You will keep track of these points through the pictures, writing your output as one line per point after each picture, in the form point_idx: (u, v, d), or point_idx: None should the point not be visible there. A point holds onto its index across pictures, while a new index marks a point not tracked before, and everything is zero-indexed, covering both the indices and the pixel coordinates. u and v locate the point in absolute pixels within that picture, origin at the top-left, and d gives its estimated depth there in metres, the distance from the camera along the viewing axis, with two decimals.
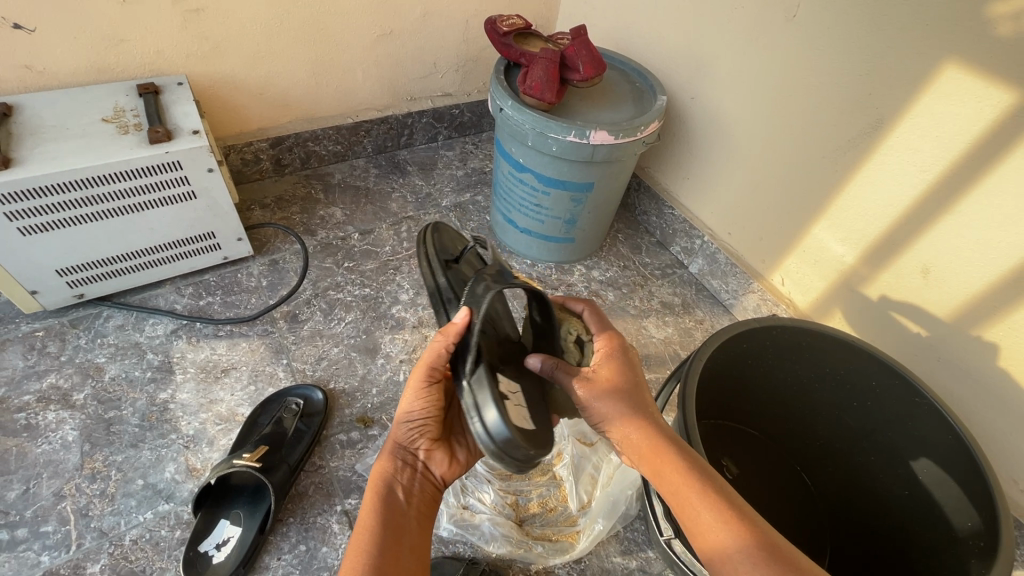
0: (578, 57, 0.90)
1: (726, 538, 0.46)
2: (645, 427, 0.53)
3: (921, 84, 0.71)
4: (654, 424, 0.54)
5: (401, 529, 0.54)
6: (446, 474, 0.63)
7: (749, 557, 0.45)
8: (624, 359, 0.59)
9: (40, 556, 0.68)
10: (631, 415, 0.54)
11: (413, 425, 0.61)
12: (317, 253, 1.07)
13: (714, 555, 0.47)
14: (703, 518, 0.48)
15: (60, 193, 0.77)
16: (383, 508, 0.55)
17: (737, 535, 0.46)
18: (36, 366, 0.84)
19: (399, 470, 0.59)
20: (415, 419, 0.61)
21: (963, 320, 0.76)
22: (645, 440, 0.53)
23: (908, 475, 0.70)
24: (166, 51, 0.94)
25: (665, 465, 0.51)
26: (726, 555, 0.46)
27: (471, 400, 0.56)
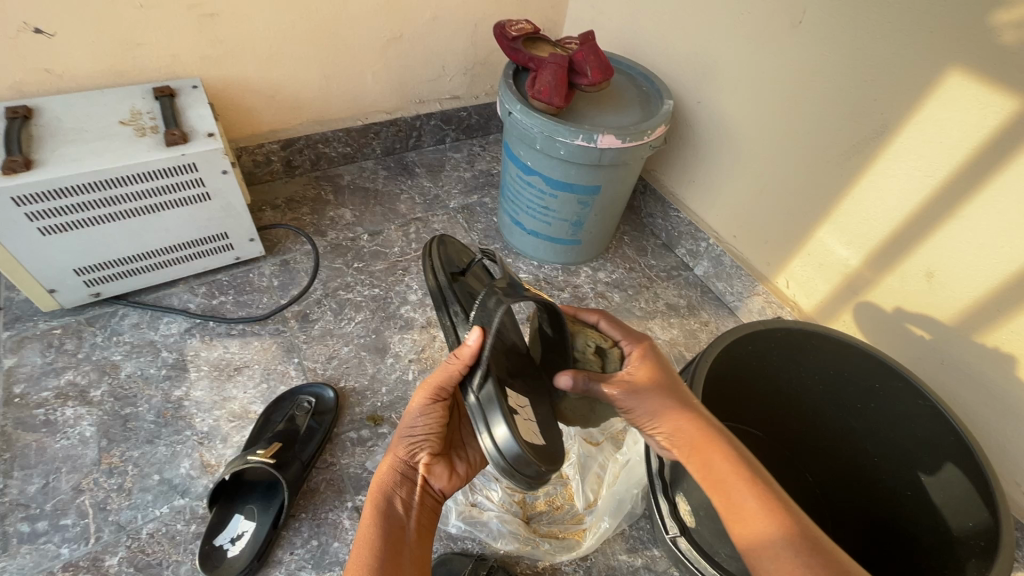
0: (586, 62, 0.91)
1: (769, 526, 0.45)
2: (694, 417, 0.54)
3: (926, 91, 0.72)
4: (703, 416, 0.54)
5: (402, 542, 0.55)
6: (448, 486, 0.63)
7: (794, 548, 0.44)
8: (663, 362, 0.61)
9: (60, 548, 0.70)
10: (681, 405, 0.55)
11: (415, 441, 0.61)
12: (327, 254, 1.09)
13: (757, 544, 0.46)
14: (749, 505, 0.47)
15: (79, 194, 0.79)
16: (383, 521, 0.56)
17: (782, 523, 0.45)
18: (54, 363, 0.86)
19: (400, 484, 0.59)
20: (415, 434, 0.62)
21: (966, 324, 0.77)
22: (694, 428, 0.53)
23: (911, 476, 0.71)
24: (182, 55, 0.96)
25: (713, 452, 0.51)
26: (769, 543, 0.45)
27: (482, 418, 0.59)
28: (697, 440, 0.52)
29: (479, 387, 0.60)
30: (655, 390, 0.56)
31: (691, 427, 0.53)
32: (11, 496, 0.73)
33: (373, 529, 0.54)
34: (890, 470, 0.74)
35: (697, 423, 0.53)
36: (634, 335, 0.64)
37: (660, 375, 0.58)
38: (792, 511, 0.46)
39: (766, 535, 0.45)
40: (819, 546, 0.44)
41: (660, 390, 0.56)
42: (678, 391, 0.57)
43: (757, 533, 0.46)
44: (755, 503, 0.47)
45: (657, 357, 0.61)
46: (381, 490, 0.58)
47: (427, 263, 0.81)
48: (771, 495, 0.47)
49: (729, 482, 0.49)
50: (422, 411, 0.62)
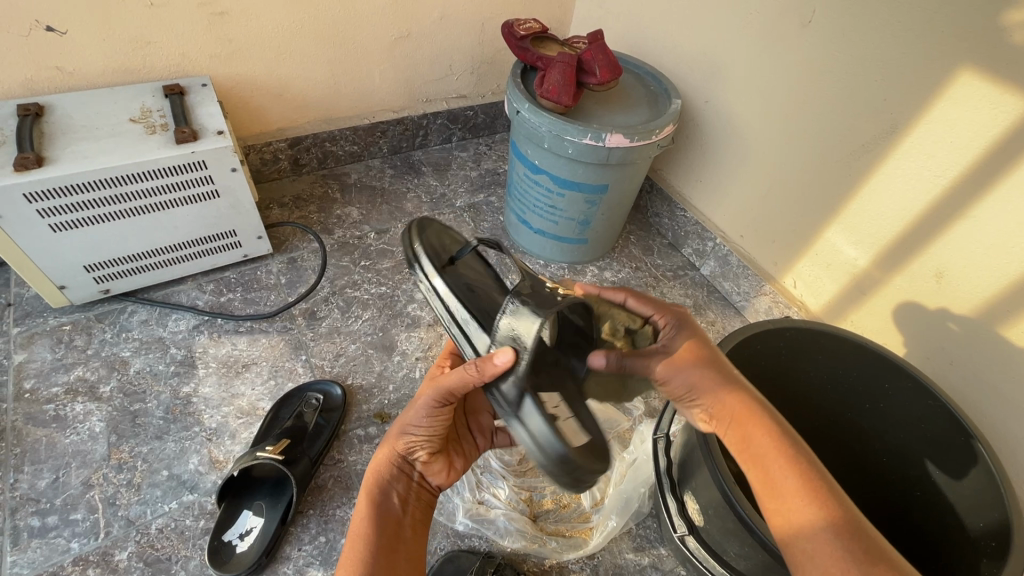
0: (594, 61, 0.91)
1: (809, 507, 0.44)
2: (736, 392, 0.51)
3: (935, 90, 0.72)
4: (745, 392, 0.51)
5: (397, 538, 0.56)
6: (443, 482, 0.64)
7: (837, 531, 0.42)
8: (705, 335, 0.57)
9: (70, 542, 0.70)
10: (723, 380, 0.52)
11: (414, 438, 0.61)
12: (334, 252, 1.09)
13: (794, 524, 0.44)
14: (789, 487, 0.45)
15: (90, 191, 0.79)
16: (382, 518, 0.56)
17: (823, 507, 0.43)
18: (63, 359, 0.87)
19: (396, 479, 0.60)
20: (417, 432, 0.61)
21: (975, 324, 0.76)
22: (737, 404, 0.51)
23: (921, 476, 0.71)
24: (191, 53, 0.97)
25: (755, 429, 0.49)
26: (808, 523, 0.44)
27: (518, 420, 0.54)
28: (738, 415, 0.50)
29: (513, 396, 0.54)
30: (698, 362, 0.54)
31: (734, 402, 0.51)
32: (21, 490, 0.74)
33: (369, 523, 0.55)
34: (901, 471, 0.73)
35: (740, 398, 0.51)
36: (667, 308, 0.61)
37: (702, 349, 0.55)
38: (836, 495, 0.44)
39: (805, 515, 0.44)
40: (861, 532, 0.42)
41: (702, 363, 0.54)
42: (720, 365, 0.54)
43: (795, 514, 0.44)
44: (796, 485, 0.45)
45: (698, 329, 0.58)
46: (377, 483, 0.59)
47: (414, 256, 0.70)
48: (815, 476, 0.45)
49: (769, 461, 0.47)
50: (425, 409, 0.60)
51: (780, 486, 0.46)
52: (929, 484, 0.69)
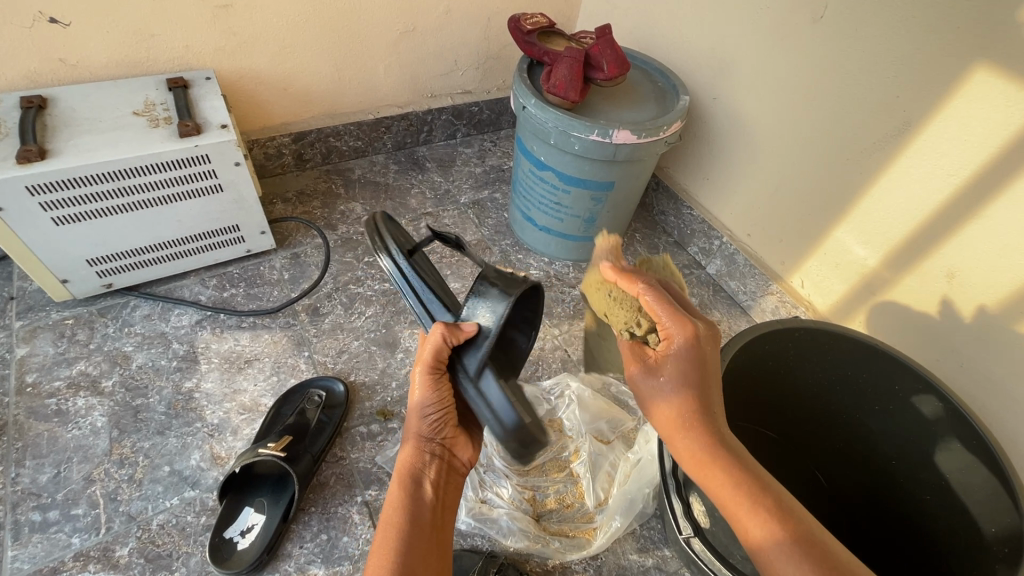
0: (602, 56, 0.90)
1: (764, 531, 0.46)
2: (699, 430, 0.52)
3: (950, 87, 0.71)
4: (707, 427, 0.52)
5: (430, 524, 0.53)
6: (469, 458, 0.62)
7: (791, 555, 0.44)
8: (699, 356, 0.55)
9: (71, 538, 0.70)
10: (691, 412, 0.52)
11: (434, 419, 0.57)
12: (338, 247, 1.09)
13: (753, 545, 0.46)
14: (745, 510, 0.47)
15: (92, 184, 0.79)
16: (412, 508, 0.53)
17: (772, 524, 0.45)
18: (66, 353, 0.86)
19: (427, 466, 0.56)
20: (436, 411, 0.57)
21: (987, 326, 0.75)
22: (701, 446, 0.51)
23: (931, 481, 0.69)
24: (195, 46, 0.96)
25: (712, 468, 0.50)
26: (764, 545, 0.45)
27: (478, 395, 0.56)
28: (698, 459, 0.51)
29: (473, 372, 0.55)
30: (668, 398, 0.54)
31: (693, 442, 0.51)
32: (23, 485, 0.73)
33: (401, 514, 0.52)
34: (912, 475, 0.72)
35: (702, 437, 0.51)
36: (677, 317, 0.56)
37: (682, 369, 0.54)
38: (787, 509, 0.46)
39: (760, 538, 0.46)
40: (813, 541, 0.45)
41: (672, 397, 0.54)
42: (693, 395, 0.53)
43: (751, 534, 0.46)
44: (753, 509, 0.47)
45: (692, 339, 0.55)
46: (406, 470, 0.55)
47: (371, 230, 0.61)
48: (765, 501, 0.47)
49: (726, 491, 0.48)
50: (432, 387, 0.56)
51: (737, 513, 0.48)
52: (939, 488, 0.68)
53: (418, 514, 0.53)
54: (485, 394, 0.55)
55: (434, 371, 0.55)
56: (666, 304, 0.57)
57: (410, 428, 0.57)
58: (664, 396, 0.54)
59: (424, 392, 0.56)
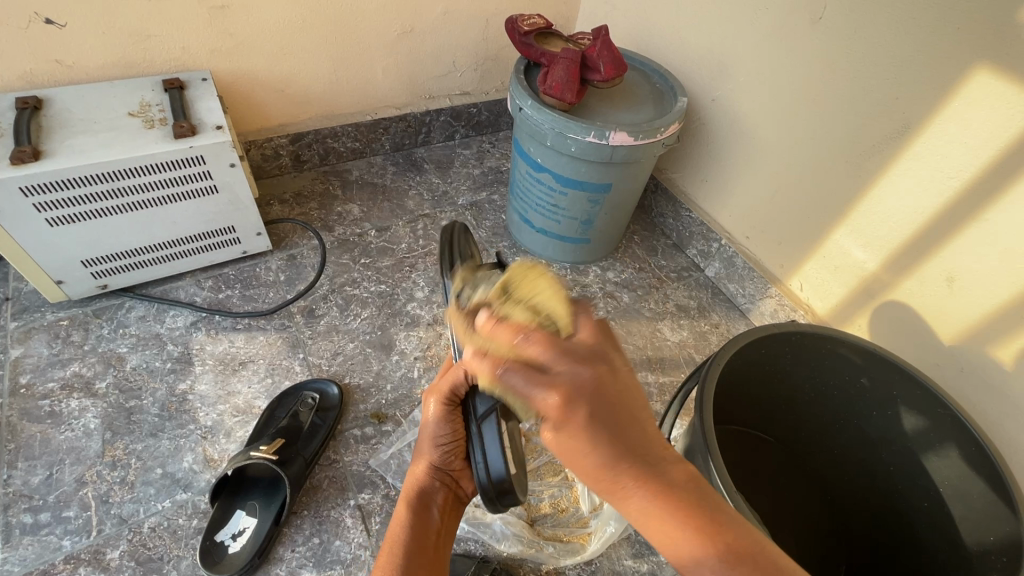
0: (599, 57, 0.90)
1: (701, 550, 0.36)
2: (629, 471, 0.38)
3: (950, 89, 0.70)
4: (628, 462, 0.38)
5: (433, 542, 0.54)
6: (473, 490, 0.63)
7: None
8: (612, 393, 0.40)
9: (61, 540, 0.70)
10: (617, 451, 0.38)
11: (446, 447, 0.59)
12: (334, 249, 1.08)
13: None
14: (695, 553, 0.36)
15: (87, 185, 0.78)
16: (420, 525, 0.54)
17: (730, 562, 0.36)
18: (60, 354, 0.86)
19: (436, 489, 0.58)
20: (449, 441, 0.59)
21: (986, 330, 0.74)
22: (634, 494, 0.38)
23: (929, 487, 0.68)
24: (192, 47, 0.96)
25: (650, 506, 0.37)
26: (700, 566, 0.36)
27: (477, 441, 0.55)
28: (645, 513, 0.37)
29: (481, 415, 0.55)
30: (583, 445, 0.39)
31: (633, 490, 0.38)
32: (14, 487, 0.73)
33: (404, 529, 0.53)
34: (909, 482, 0.71)
35: (639, 479, 0.38)
36: (547, 385, 0.40)
37: (592, 407, 0.39)
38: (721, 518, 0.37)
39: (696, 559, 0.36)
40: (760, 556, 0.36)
41: (589, 445, 0.39)
42: (616, 432, 0.39)
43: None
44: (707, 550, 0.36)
45: (582, 373, 0.40)
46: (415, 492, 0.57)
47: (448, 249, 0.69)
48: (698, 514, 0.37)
49: (673, 538, 0.37)
50: (442, 416, 0.59)
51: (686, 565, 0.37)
52: (937, 495, 0.67)
53: (421, 530, 0.54)
54: (483, 442, 0.55)
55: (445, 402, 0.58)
56: (527, 374, 0.40)
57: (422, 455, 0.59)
58: (580, 442, 0.39)
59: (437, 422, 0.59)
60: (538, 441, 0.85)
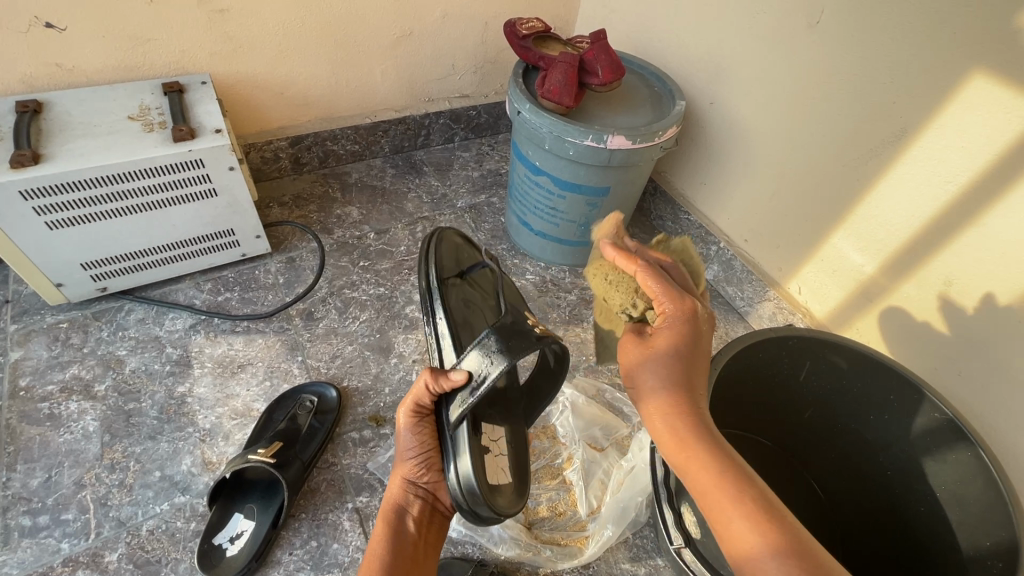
0: (597, 61, 0.90)
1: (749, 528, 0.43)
2: (693, 424, 0.49)
3: (947, 93, 0.70)
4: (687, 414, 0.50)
5: (412, 555, 0.55)
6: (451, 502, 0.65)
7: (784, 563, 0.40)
8: (696, 340, 0.53)
9: (60, 543, 0.70)
10: (686, 406, 0.50)
11: (416, 459, 0.61)
12: (333, 252, 1.08)
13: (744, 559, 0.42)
14: (735, 512, 0.44)
15: (86, 188, 0.79)
16: (397, 536, 0.56)
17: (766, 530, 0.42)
18: (59, 357, 0.87)
19: (411, 503, 0.60)
20: (421, 454, 0.61)
21: (983, 334, 0.74)
22: (684, 431, 0.49)
23: (926, 491, 0.69)
24: (192, 51, 0.96)
25: (693, 464, 0.47)
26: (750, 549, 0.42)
27: (452, 453, 0.58)
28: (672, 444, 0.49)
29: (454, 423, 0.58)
30: (661, 388, 0.51)
31: (688, 437, 0.48)
32: (13, 489, 0.73)
33: (382, 544, 0.54)
34: (906, 485, 0.71)
35: (700, 436, 0.48)
36: (678, 295, 0.55)
37: (687, 345, 0.52)
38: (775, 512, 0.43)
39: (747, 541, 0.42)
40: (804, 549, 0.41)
41: (668, 384, 0.51)
42: (689, 383, 0.52)
43: (742, 543, 0.42)
44: (748, 513, 0.43)
45: (689, 311, 0.54)
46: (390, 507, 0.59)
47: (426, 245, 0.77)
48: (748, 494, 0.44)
49: (717, 493, 0.45)
50: (412, 428, 0.60)
51: (728, 524, 0.43)
52: (934, 499, 0.67)
53: (399, 546, 0.55)
54: (456, 457, 0.58)
55: (413, 412, 0.60)
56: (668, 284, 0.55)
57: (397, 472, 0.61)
58: (658, 376, 0.51)
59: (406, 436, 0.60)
60: (535, 444, 0.85)
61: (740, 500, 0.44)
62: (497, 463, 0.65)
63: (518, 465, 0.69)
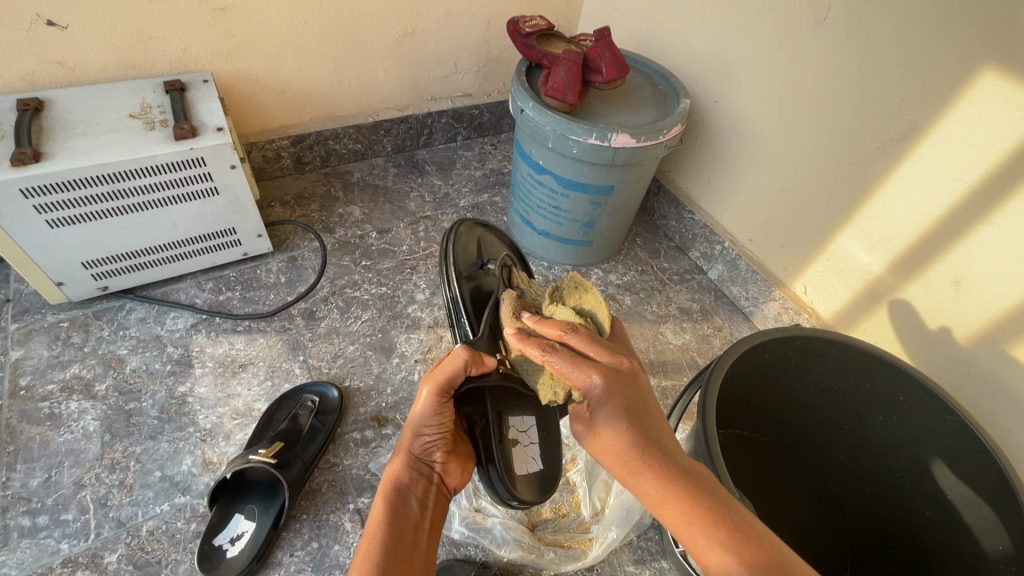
0: (601, 59, 0.89)
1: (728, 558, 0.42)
2: (655, 464, 0.47)
3: (956, 90, 0.69)
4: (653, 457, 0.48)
5: (416, 534, 0.51)
6: (459, 485, 0.60)
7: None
8: (638, 390, 0.51)
9: (59, 543, 0.69)
10: (643, 447, 0.48)
11: (428, 437, 0.57)
12: (335, 251, 1.08)
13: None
14: (707, 541, 0.43)
15: (87, 186, 0.78)
16: (396, 516, 0.51)
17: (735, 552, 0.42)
18: (60, 356, 0.86)
19: (415, 482, 0.55)
20: (434, 432, 0.58)
21: (994, 334, 0.73)
22: (654, 482, 0.47)
23: (936, 493, 0.68)
24: (194, 49, 0.96)
25: (670, 506, 0.46)
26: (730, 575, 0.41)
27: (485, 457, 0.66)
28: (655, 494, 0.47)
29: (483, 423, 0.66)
30: (620, 441, 0.49)
31: (657, 483, 0.47)
32: (13, 489, 0.73)
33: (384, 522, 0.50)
34: (916, 488, 0.70)
35: (664, 475, 0.47)
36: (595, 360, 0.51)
37: (625, 396, 0.50)
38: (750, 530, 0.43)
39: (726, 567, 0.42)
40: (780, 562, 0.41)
41: (620, 434, 0.49)
42: (644, 429, 0.49)
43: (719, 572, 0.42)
44: (721, 539, 0.43)
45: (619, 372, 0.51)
46: (392, 483, 0.54)
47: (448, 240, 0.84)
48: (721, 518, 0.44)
49: (690, 528, 0.44)
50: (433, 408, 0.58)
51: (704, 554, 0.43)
52: (945, 502, 0.66)
53: (401, 526, 0.50)
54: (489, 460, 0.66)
55: (438, 389, 0.58)
56: (574, 359, 0.51)
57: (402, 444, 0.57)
58: (614, 428, 0.49)
59: (425, 411, 0.57)
60: None
61: (712, 528, 0.43)
62: (524, 453, 0.71)
63: (547, 450, 0.73)
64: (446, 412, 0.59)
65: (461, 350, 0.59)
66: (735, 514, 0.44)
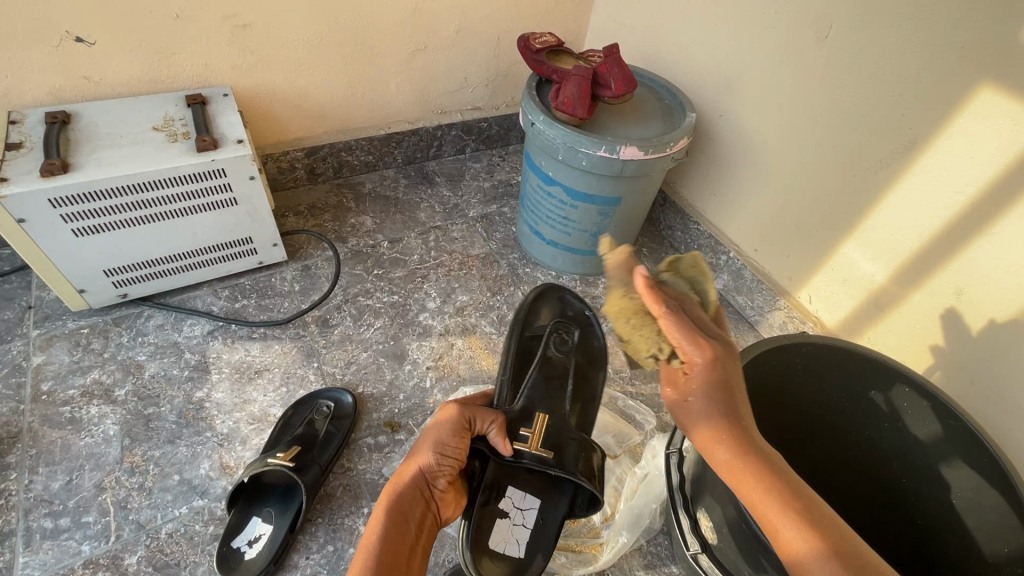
0: (609, 74, 0.92)
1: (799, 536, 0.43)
2: (739, 441, 0.48)
3: (956, 105, 0.71)
4: (741, 435, 0.49)
5: (406, 562, 0.51)
6: (447, 517, 0.60)
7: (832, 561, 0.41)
8: (727, 374, 0.53)
9: (81, 545, 0.71)
10: (733, 423, 0.49)
11: (444, 457, 0.58)
12: (348, 260, 1.10)
13: (798, 564, 0.43)
14: (785, 522, 0.44)
15: (114, 196, 0.81)
16: (394, 534, 0.51)
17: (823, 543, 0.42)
18: (80, 362, 0.88)
19: (417, 502, 0.55)
20: (446, 457, 0.59)
21: (994, 343, 0.75)
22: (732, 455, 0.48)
23: (942, 501, 0.69)
24: (214, 64, 0.99)
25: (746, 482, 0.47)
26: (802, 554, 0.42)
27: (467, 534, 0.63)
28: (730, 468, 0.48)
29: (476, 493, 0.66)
30: (726, 442, 0.48)
31: (729, 454, 0.48)
32: (35, 491, 0.74)
33: (381, 538, 0.50)
34: (921, 495, 0.71)
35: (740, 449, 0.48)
36: (698, 339, 0.54)
37: (716, 375, 0.52)
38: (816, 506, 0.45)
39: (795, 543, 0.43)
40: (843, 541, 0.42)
41: (712, 402, 0.50)
42: (730, 406, 0.50)
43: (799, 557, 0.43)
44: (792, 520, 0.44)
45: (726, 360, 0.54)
46: (395, 497, 0.54)
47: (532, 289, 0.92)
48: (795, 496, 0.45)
49: (762, 501, 0.46)
50: (450, 435, 0.60)
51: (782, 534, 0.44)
52: (949, 511, 0.68)
53: (397, 549, 0.51)
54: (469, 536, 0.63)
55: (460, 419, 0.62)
56: (688, 329, 0.54)
57: (413, 461, 0.58)
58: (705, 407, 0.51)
59: (445, 436, 0.59)
60: None
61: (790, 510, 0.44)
62: (512, 532, 0.65)
63: (541, 538, 0.65)
64: (461, 443, 0.60)
65: (495, 415, 0.66)
66: (805, 488, 0.46)
